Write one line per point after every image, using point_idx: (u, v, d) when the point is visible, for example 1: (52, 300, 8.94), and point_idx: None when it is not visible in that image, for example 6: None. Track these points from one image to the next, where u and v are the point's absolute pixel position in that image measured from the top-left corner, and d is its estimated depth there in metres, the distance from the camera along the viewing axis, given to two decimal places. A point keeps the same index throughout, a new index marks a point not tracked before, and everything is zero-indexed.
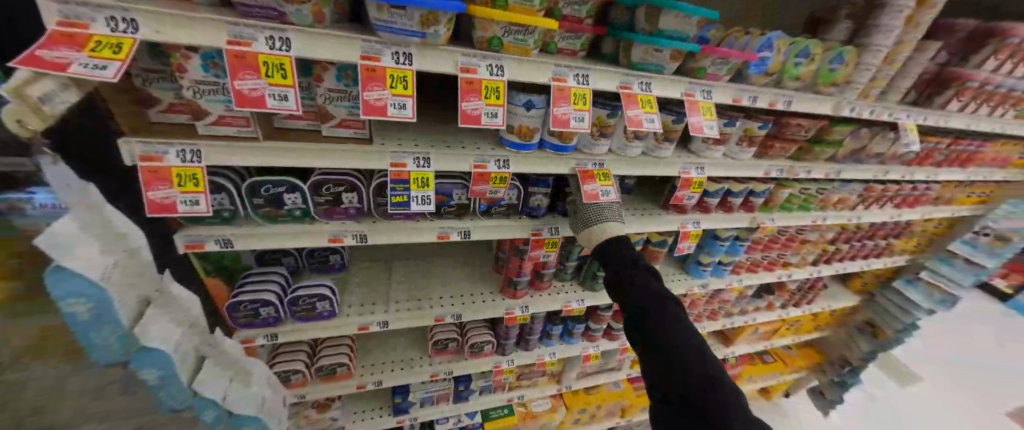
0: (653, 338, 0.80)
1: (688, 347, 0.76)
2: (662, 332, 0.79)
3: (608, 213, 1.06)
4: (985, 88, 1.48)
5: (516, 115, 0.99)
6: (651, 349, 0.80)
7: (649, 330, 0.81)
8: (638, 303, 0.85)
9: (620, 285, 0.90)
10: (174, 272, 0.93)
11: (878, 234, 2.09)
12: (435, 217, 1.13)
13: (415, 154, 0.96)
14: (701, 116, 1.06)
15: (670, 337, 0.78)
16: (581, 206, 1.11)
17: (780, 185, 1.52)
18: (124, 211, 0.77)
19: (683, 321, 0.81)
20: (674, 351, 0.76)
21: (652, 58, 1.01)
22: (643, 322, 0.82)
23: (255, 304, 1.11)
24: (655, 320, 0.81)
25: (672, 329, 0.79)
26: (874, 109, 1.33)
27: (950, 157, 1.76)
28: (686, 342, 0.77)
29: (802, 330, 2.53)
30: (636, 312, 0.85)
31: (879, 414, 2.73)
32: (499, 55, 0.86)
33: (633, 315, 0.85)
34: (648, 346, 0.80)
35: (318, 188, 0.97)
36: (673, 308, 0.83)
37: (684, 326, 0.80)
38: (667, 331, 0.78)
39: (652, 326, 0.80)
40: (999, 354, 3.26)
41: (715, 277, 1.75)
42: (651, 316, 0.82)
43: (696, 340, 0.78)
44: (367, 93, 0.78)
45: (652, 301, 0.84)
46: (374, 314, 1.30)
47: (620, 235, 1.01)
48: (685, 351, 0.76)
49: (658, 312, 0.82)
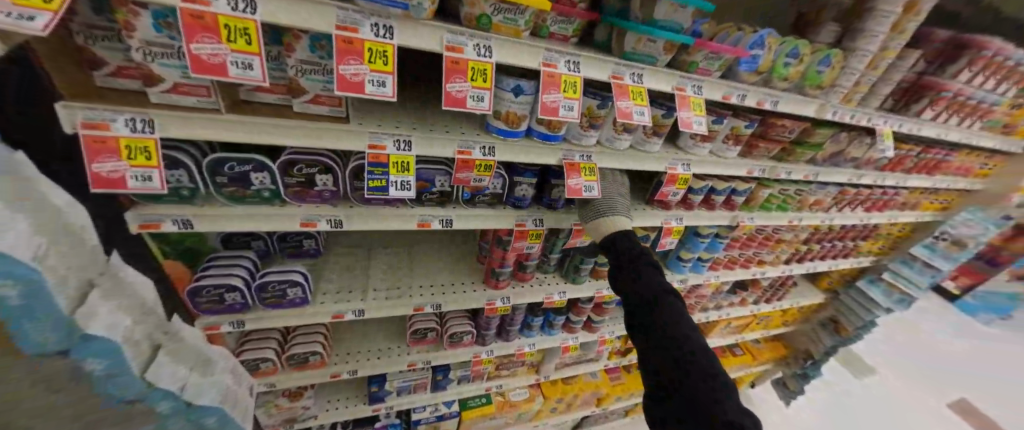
0: (655, 329, 0.86)
1: (688, 340, 0.83)
2: (663, 323, 0.86)
3: (619, 206, 1.13)
4: (958, 99, 1.53)
5: (502, 101, 0.95)
6: (651, 339, 0.86)
7: (650, 321, 0.88)
8: (642, 297, 0.92)
9: (627, 279, 0.98)
10: (122, 253, 0.85)
11: (848, 236, 2.16)
12: (416, 204, 1.08)
13: (395, 136, 0.91)
14: (690, 111, 1.05)
15: (671, 330, 0.84)
16: (592, 197, 1.17)
17: (761, 185, 1.54)
18: (63, 184, 0.70)
19: (684, 316, 0.88)
20: (673, 342, 0.83)
21: (645, 48, 0.98)
22: (646, 315, 0.89)
23: (219, 290, 1.04)
24: (658, 313, 0.88)
25: (674, 323, 0.85)
26: (855, 114, 1.35)
27: (920, 164, 1.83)
28: (686, 335, 0.83)
29: (771, 325, 2.63)
30: (639, 304, 0.92)
31: (837, 404, 2.87)
32: (486, 35, 0.81)
33: (637, 307, 0.92)
34: (649, 336, 0.87)
35: (289, 168, 0.91)
36: (675, 303, 0.90)
37: (684, 320, 0.87)
38: (668, 324, 0.85)
39: (654, 319, 0.87)
40: (941, 350, 3.49)
41: (694, 273, 1.77)
42: (654, 309, 0.89)
43: (695, 334, 0.84)
44: (342, 67, 0.72)
45: (655, 295, 0.91)
46: (350, 303, 1.25)
47: (625, 229, 1.08)
48: (682, 342, 0.82)
49: (660, 305, 0.89)
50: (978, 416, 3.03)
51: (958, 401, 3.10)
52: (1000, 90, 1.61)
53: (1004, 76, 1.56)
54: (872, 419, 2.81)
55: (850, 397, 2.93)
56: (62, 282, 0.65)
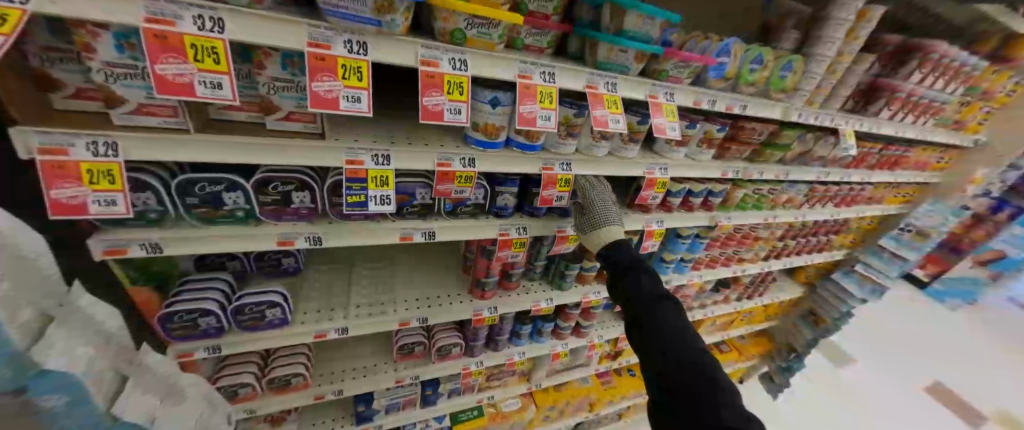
0: (652, 334, 0.92)
1: (683, 344, 0.88)
2: (661, 328, 0.92)
3: (613, 214, 1.16)
4: (910, 99, 1.63)
5: (480, 113, 0.95)
6: (646, 344, 0.92)
7: (649, 326, 0.93)
8: (638, 303, 0.98)
9: (623, 286, 1.04)
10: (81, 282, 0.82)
11: (821, 230, 2.24)
12: (398, 218, 1.07)
13: (373, 151, 0.90)
14: (664, 118, 1.08)
15: (668, 335, 0.90)
16: (587, 207, 1.18)
17: (735, 186, 1.58)
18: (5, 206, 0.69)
19: (680, 321, 0.93)
20: (668, 346, 0.88)
21: (616, 58, 1.00)
22: (642, 321, 0.95)
23: (192, 314, 1.01)
24: (653, 318, 0.93)
25: (668, 328, 0.91)
26: (818, 116, 1.42)
27: (882, 161, 1.92)
28: (681, 339, 0.89)
29: (754, 320, 2.69)
30: (634, 311, 0.98)
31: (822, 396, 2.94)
32: (460, 49, 0.82)
33: (636, 313, 0.97)
34: (646, 341, 0.92)
35: (264, 187, 0.89)
36: (669, 309, 0.96)
37: (680, 324, 0.92)
38: (664, 329, 0.91)
39: (650, 323, 0.93)
40: (912, 336, 3.64)
41: (677, 273, 1.82)
42: (649, 315, 0.94)
43: (690, 338, 0.90)
44: (315, 84, 0.72)
45: (653, 301, 0.97)
46: (333, 321, 1.22)
47: (619, 239, 1.12)
48: (680, 346, 0.88)
49: (658, 310, 0.95)
50: (949, 396, 3.15)
51: (932, 384, 3.22)
52: (949, 89, 1.72)
53: (951, 76, 1.66)
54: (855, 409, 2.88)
55: (834, 391, 2.99)
56: (9, 314, 0.61)
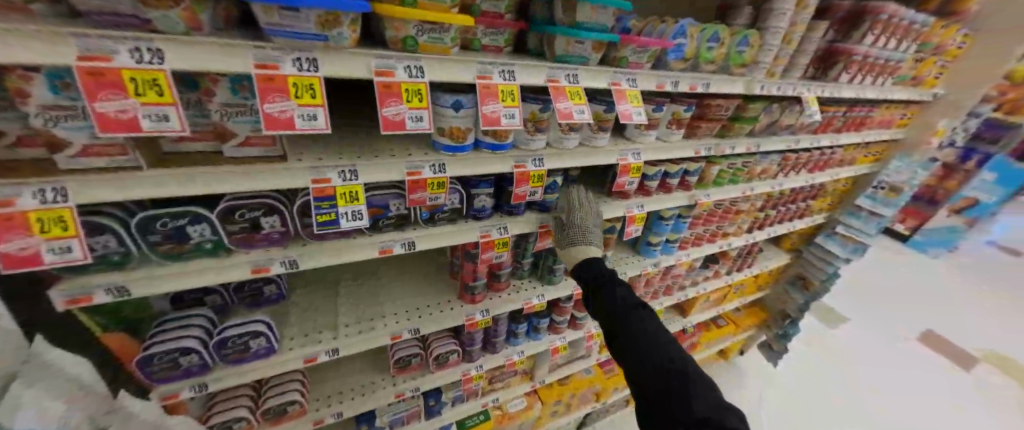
0: (628, 341, 0.97)
1: (655, 347, 0.94)
2: (635, 334, 0.97)
3: (592, 235, 1.23)
4: (866, 60, 1.67)
5: (444, 117, 0.94)
6: (623, 353, 0.98)
7: (625, 335, 0.99)
8: (614, 314, 1.05)
9: (601, 300, 1.11)
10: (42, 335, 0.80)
11: (799, 198, 2.27)
12: (374, 233, 1.05)
13: (339, 167, 0.88)
14: (629, 104, 1.08)
15: (642, 339, 0.96)
16: (568, 224, 1.24)
17: (710, 163, 1.60)
18: None
19: (652, 325, 0.99)
20: (642, 352, 0.94)
21: (575, 50, 1.00)
22: (619, 331, 1.01)
23: (173, 354, 0.98)
24: (627, 326, 1.00)
25: (642, 334, 0.97)
26: (780, 86, 1.45)
27: (848, 123, 1.96)
28: (654, 342, 0.95)
29: (746, 292, 2.73)
30: (611, 322, 1.05)
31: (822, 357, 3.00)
32: (415, 56, 0.81)
33: (612, 324, 1.04)
34: (623, 348, 0.98)
35: (230, 215, 0.87)
36: (642, 316, 1.02)
37: (653, 329, 0.98)
38: (637, 336, 0.97)
39: (625, 332, 0.99)
40: (900, 290, 3.75)
41: (664, 255, 1.84)
42: (623, 324, 1.01)
43: (663, 342, 0.95)
44: (267, 106, 0.70)
45: (625, 311, 1.04)
46: (322, 343, 1.20)
47: (595, 255, 1.20)
48: (653, 349, 0.93)
49: (630, 318, 1.01)
50: (944, 344, 3.24)
51: (926, 334, 3.32)
52: (901, 48, 1.77)
53: (902, 35, 1.72)
54: (853, 365, 2.96)
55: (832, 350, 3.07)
56: None
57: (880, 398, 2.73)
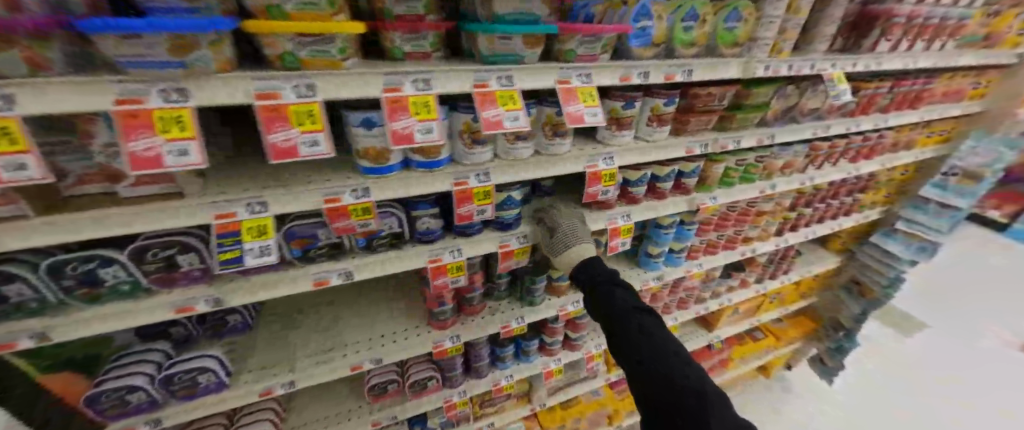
0: (632, 348, 0.81)
1: (664, 356, 0.78)
2: (640, 339, 0.81)
3: (583, 234, 1.11)
4: (913, 22, 1.36)
5: (356, 137, 0.84)
6: (625, 357, 0.83)
7: (628, 340, 0.83)
8: (614, 317, 0.89)
9: (599, 298, 0.95)
10: None
11: (842, 191, 1.91)
12: (308, 263, 0.98)
13: (245, 199, 0.82)
14: (580, 103, 0.93)
15: (648, 346, 0.80)
16: (555, 231, 1.13)
17: (712, 161, 1.36)
18: None
19: (660, 331, 0.83)
20: (645, 359, 0.78)
21: (502, 48, 0.85)
22: (617, 334, 0.86)
23: (119, 392, 0.98)
24: (628, 328, 0.84)
25: (645, 338, 0.81)
26: (791, 65, 1.21)
27: (896, 100, 1.62)
28: (662, 350, 0.79)
29: (787, 301, 2.37)
30: (612, 326, 0.89)
31: (886, 361, 2.61)
32: (301, 73, 0.71)
33: (613, 327, 0.88)
34: (627, 356, 0.82)
35: (142, 255, 0.84)
36: (645, 318, 0.87)
37: (659, 333, 0.83)
38: (640, 339, 0.81)
39: (629, 336, 0.83)
40: (996, 287, 3.14)
41: (669, 267, 1.62)
42: (626, 328, 0.85)
43: (671, 348, 0.79)
44: (131, 144, 0.65)
45: (629, 313, 0.87)
46: (278, 376, 1.16)
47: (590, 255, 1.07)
48: (662, 357, 0.77)
49: (635, 321, 0.85)
50: None
51: None
52: (963, 2, 1.43)
53: None
54: (923, 369, 2.56)
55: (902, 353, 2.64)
56: None
57: (954, 409, 2.35)
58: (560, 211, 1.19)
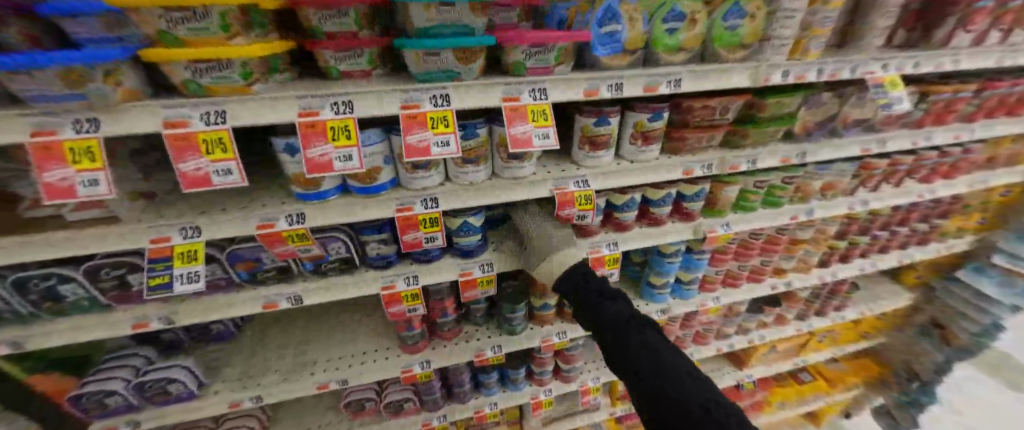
0: (634, 367, 0.65)
1: (673, 378, 0.61)
2: (641, 357, 0.66)
3: (561, 238, 0.94)
4: (1003, 6, 1.07)
5: (283, 164, 0.81)
6: (628, 379, 0.67)
7: (628, 358, 0.67)
8: (608, 330, 0.74)
9: (589, 307, 0.80)
10: None
11: (912, 218, 1.58)
12: (257, 285, 0.97)
13: (179, 224, 0.82)
14: (528, 122, 0.81)
15: (652, 364, 0.64)
16: (529, 241, 0.98)
17: (722, 183, 1.16)
18: None
19: (665, 346, 0.67)
20: (650, 381, 0.62)
21: (431, 65, 0.76)
22: (614, 351, 0.70)
23: (99, 395, 1.02)
24: (625, 341, 0.69)
25: (647, 353, 0.65)
26: (823, 68, 0.99)
27: (987, 106, 1.29)
28: (669, 370, 0.62)
29: (843, 340, 2.01)
30: (606, 341, 0.73)
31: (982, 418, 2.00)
32: (209, 100, 0.69)
33: (609, 342, 0.72)
34: (630, 378, 0.66)
35: (96, 274, 0.87)
36: (646, 328, 0.71)
37: (664, 349, 0.66)
38: (641, 355, 0.66)
39: (628, 352, 0.67)
40: None
41: (678, 299, 1.42)
42: (622, 343, 0.69)
43: (679, 364, 0.63)
44: (46, 175, 0.66)
45: (625, 325, 0.72)
46: (246, 389, 1.17)
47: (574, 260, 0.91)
48: (671, 379, 0.61)
49: (633, 334, 0.70)
50: None
51: None
52: None
53: None
54: None
55: (1010, 397, 2.08)
56: None
57: None
58: (526, 218, 1.04)
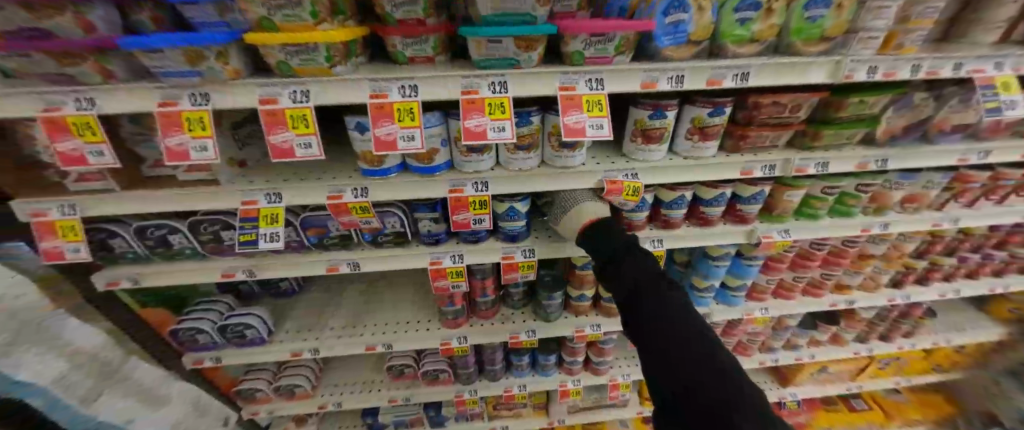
0: (660, 346, 0.63)
1: (701, 362, 0.59)
2: (668, 337, 0.63)
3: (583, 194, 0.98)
4: None
5: (353, 141, 0.88)
6: (652, 355, 0.65)
7: (655, 335, 0.65)
8: (636, 300, 0.71)
9: (618, 273, 0.77)
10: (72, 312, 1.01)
11: (1013, 241, 1.39)
12: (323, 250, 1.08)
13: (265, 190, 0.94)
14: (583, 112, 0.81)
15: (680, 347, 0.61)
16: (555, 209, 1.04)
17: (785, 186, 1.10)
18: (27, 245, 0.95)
19: (696, 327, 0.64)
20: (675, 360, 0.60)
21: (494, 53, 0.79)
22: (642, 328, 0.68)
23: (191, 331, 1.21)
24: (657, 323, 0.65)
25: (679, 339, 0.62)
26: (920, 65, 0.89)
27: None
28: (698, 355, 0.60)
29: (910, 370, 1.83)
30: (632, 311, 0.71)
31: None
32: (296, 80, 0.77)
33: (635, 313, 0.70)
34: (654, 354, 0.64)
35: (197, 227, 1.02)
36: (681, 311, 0.67)
37: (695, 331, 0.63)
38: (670, 335, 0.63)
39: (656, 328, 0.65)
40: None
41: (722, 305, 1.37)
42: (651, 318, 0.67)
43: (709, 349, 0.60)
44: (168, 139, 0.78)
45: (656, 299, 0.69)
46: (307, 341, 1.31)
47: (604, 217, 0.91)
48: (699, 366, 0.58)
49: (663, 310, 0.67)
50: None
51: None
52: None
53: None
54: None
55: None
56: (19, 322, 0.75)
57: None
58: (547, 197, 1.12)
